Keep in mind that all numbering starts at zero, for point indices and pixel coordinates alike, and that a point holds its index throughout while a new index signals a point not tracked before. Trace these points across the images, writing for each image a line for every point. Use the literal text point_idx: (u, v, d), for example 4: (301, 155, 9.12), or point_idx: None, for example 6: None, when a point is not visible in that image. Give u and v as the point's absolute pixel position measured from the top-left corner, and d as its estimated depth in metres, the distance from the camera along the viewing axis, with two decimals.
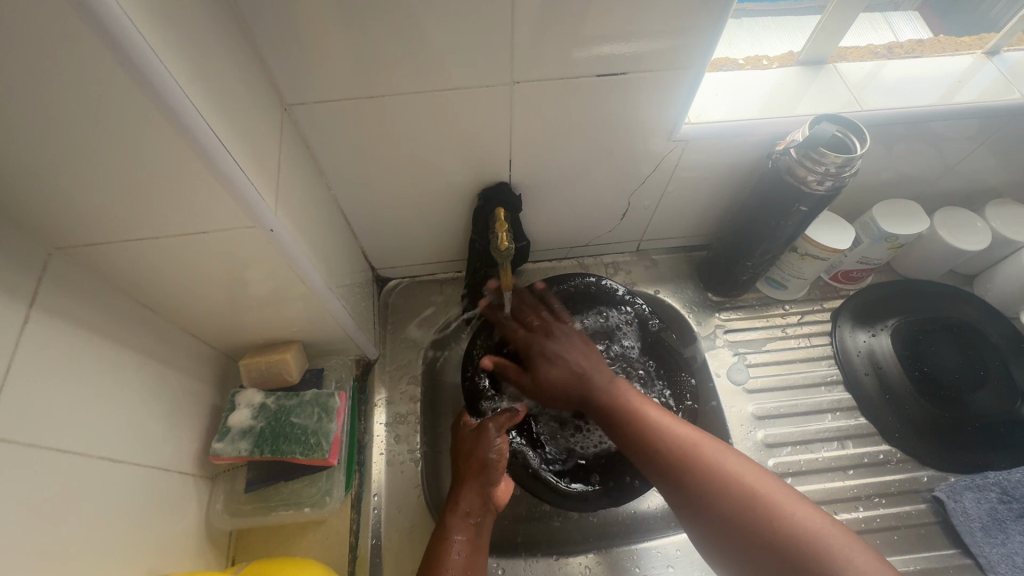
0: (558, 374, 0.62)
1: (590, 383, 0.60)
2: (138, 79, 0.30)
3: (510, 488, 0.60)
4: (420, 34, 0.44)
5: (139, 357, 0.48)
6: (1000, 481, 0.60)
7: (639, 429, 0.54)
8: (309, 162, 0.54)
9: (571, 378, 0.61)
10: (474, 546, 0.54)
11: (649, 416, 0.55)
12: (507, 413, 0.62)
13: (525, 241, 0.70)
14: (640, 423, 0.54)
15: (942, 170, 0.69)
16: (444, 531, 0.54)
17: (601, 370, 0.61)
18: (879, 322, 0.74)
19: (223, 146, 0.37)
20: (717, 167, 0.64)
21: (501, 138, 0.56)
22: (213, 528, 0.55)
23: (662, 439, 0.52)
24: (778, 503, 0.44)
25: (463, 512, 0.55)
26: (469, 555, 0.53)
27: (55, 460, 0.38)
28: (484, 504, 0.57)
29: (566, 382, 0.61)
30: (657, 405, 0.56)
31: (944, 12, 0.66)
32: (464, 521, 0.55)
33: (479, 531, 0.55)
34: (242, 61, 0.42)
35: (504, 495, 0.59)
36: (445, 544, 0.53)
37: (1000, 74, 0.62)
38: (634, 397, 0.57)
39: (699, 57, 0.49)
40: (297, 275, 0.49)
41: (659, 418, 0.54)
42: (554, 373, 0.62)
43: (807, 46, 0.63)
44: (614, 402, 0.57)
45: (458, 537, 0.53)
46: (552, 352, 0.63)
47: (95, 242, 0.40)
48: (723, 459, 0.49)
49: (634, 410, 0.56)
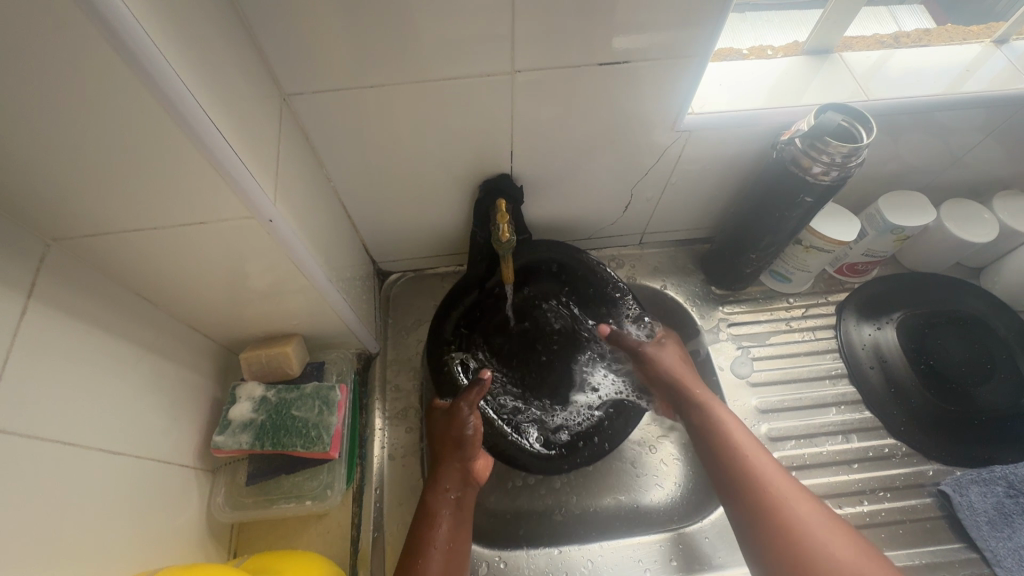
0: (659, 368, 0.64)
1: (702, 390, 0.62)
2: (132, 65, 0.30)
3: (489, 464, 0.61)
4: (419, 23, 0.44)
5: (138, 349, 0.47)
6: (1006, 475, 0.60)
7: (730, 456, 0.55)
8: (308, 153, 0.54)
9: (688, 373, 0.64)
10: (456, 522, 0.55)
11: (743, 446, 0.55)
12: (476, 388, 0.60)
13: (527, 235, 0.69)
14: (733, 449, 0.55)
15: (949, 161, 0.68)
16: (428, 508, 0.55)
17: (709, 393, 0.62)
18: (884, 315, 0.73)
19: (220, 135, 0.36)
20: (720, 158, 0.63)
21: (502, 129, 0.55)
22: (214, 521, 0.55)
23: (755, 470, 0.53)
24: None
25: (444, 489, 0.56)
26: (453, 528, 0.54)
27: (53, 452, 0.38)
28: (463, 480, 0.58)
29: (681, 375, 0.63)
30: (754, 438, 0.57)
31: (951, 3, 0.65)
32: (445, 496, 0.56)
33: (461, 504, 0.56)
34: (239, 49, 0.41)
35: (483, 471, 0.60)
36: (431, 519, 0.54)
37: (1008, 62, 0.61)
38: (732, 426, 0.57)
39: (702, 46, 0.49)
40: (297, 267, 0.49)
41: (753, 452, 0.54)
42: (670, 360, 0.64)
43: (812, 36, 0.62)
44: (711, 415, 0.59)
45: (443, 513, 0.54)
46: (661, 343, 0.67)
47: (93, 233, 0.39)
48: (811, 516, 0.49)
49: (729, 436, 0.56)
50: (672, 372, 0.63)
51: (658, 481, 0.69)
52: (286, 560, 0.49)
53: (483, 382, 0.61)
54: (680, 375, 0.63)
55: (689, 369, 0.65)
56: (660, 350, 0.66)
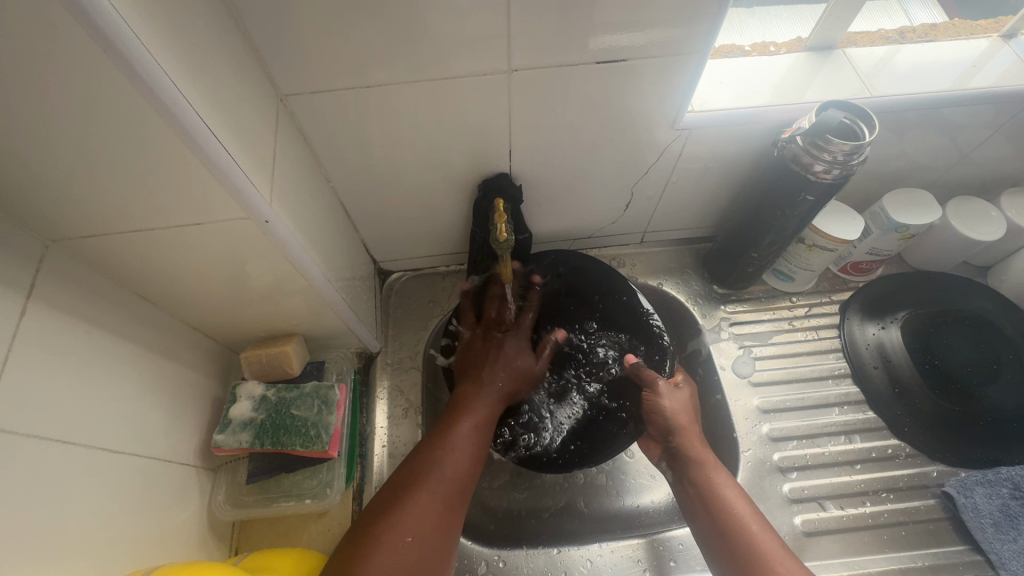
0: (668, 407, 0.59)
1: (698, 443, 0.58)
2: (123, 70, 0.30)
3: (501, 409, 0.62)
4: (414, 22, 0.43)
5: (139, 348, 0.48)
6: (1012, 477, 0.59)
7: (732, 530, 0.51)
8: (306, 153, 0.54)
9: (690, 426, 0.59)
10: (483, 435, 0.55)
11: (743, 518, 0.51)
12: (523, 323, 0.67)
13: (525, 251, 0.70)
14: (732, 522, 0.51)
15: (956, 158, 0.67)
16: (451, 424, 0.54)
17: (703, 445, 0.58)
18: (888, 315, 0.72)
19: (214, 137, 0.36)
20: (721, 157, 0.62)
21: (500, 127, 0.55)
22: (215, 519, 0.56)
23: (750, 543, 0.49)
24: None
25: (484, 398, 0.58)
26: (478, 435, 0.54)
27: (54, 452, 0.38)
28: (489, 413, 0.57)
29: (678, 423, 0.59)
30: (755, 509, 0.52)
31: None
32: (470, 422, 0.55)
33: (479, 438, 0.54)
34: (235, 50, 0.41)
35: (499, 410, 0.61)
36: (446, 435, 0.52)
37: (1017, 57, 0.60)
38: (734, 497, 0.53)
39: (701, 43, 0.48)
40: (296, 268, 0.49)
41: (753, 526, 0.50)
42: (675, 407, 0.60)
43: (815, 31, 0.61)
44: (709, 480, 0.55)
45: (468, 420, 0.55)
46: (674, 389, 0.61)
47: (91, 234, 0.40)
48: None
49: (729, 508, 0.52)
50: (677, 421, 0.59)
51: (658, 482, 0.69)
52: (277, 559, 0.49)
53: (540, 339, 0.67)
54: (680, 424, 0.59)
55: (694, 422, 0.60)
56: (666, 396, 0.60)
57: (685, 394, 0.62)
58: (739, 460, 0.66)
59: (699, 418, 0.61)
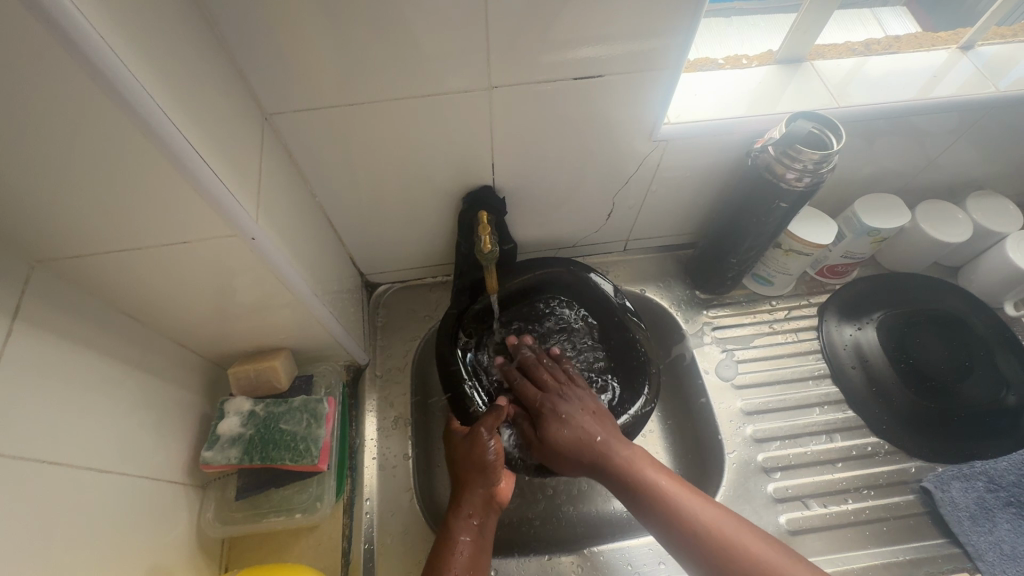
0: (570, 435, 0.61)
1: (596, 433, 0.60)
2: (110, 94, 0.30)
3: (510, 487, 0.60)
4: (397, 42, 0.45)
5: (126, 365, 0.48)
6: (985, 470, 0.61)
7: (678, 521, 0.52)
8: (291, 169, 0.55)
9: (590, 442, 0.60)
10: (477, 547, 0.54)
11: (681, 500, 0.53)
12: (493, 413, 0.61)
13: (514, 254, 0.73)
14: (675, 513, 0.52)
15: (924, 163, 0.70)
16: (449, 531, 0.55)
17: (609, 433, 0.60)
18: (864, 315, 0.74)
19: (200, 157, 0.37)
20: (697, 167, 0.64)
21: (483, 141, 0.56)
22: (204, 536, 0.55)
23: (698, 526, 0.51)
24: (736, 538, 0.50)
25: (467, 514, 0.56)
26: (475, 554, 0.53)
27: (41, 473, 0.38)
28: (486, 506, 0.57)
29: (564, 442, 0.61)
30: (686, 484, 0.55)
31: (932, 7, 0.68)
32: (468, 522, 0.55)
33: (483, 530, 0.56)
34: (219, 71, 0.42)
35: (504, 493, 0.60)
36: (452, 545, 0.53)
37: (975, 68, 0.63)
38: (606, 436, 0.60)
39: (674, 57, 0.50)
40: (281, 282, 0.49)
41: (695, 506, 0.52)
42: (571, 437, 0.61)
43: (784, 45, 0.63)
44: (643, 476, 0.55)
45: (463, 538, 0.54)
46: (564, 413, 0.62)
47: (76, 254, 0.40)
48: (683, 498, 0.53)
49: (667, 494, 0.54)
50: (573, 447, 0.60)
51: None
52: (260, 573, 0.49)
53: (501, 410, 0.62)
54: (590, 437, 0.60)
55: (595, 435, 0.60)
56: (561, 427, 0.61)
57: (569, 406, 0.63)
58: (725, 461, 0.67)
59: (603, 421, 0.62)
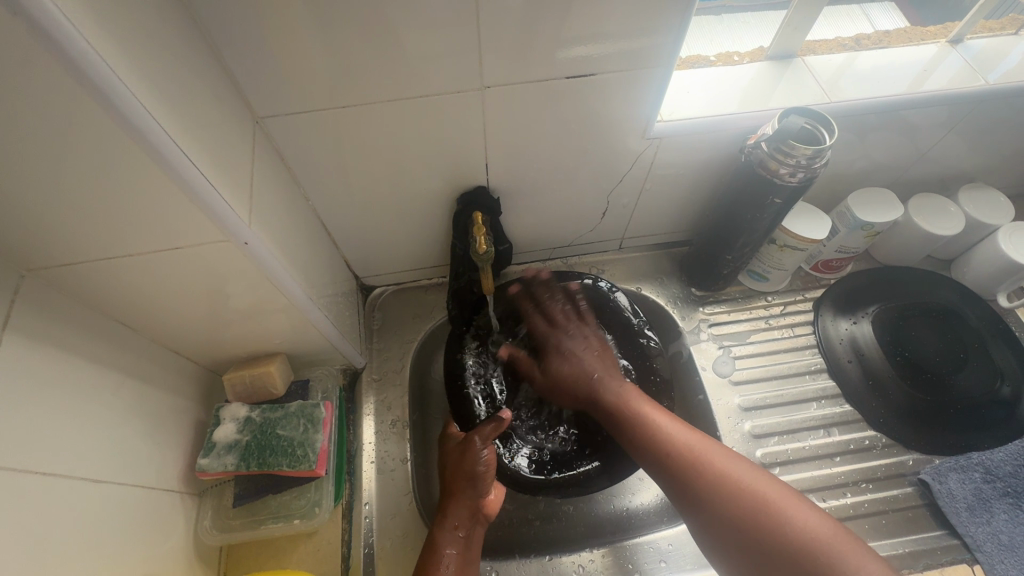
0: (569, 370, 0.64)
1: (600, 368, 0.64)
2: (96, 98, 0.30)
3: (500, 499, 0.59)
4: (388, 43, 0.45)
5: (119, 374, 0.47)
6: (982, 461, 0.61)
7: (653, 441, 0.55)
8: (283, 173, 0.54)
9: (593, 375, 0.63)
10: (464, 559, 0.54)
11: (655, 420, 0.57)
12: (493, 423, 0.61)
13: (509, 258, 0.74)
14: (654, 437, 0.55)
15: (916, 157, 0.70)
16: (434, 543, 0.54)
17: (612, 374, 0.63)
18: (860, 309, 0.75)
19: (190, 161, 0.37)
20: (691, 164, 0.64)
21: (476, 141, 0.56)
22: (201, 544, 0.55)
23: (674, 447, 0.53)
24: (703, 452, 0.52)
25: (453, 526, 0.55)
26: (461, 565, 0.53)
27: (34, 484, 0.37)
28: (473, 516, 0.56)
29: (567, 377, 0.64)
30: (670, 414, 0.58)
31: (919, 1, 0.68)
32: (454, 534, 0.55)
33: (469, 542, 0.55)
34: (208, 76, 0.42)
35: (494, 506, 0.59)
36: (437, 558, 0.53)
37: (964, 61, 0.64)
38: (598, 360, 0.64)
39: (666, 55, 0.50)
40: (276, 287, 0.49)
41: (673, 431, 0.55)
42: (573, 373, 0.64)
43: (775, 41, 0.64)
44: (629, 405, 0.59)
45: (448, 550, 0.54)
46: (566, 350, 0.66)
47: (66, 262, 0.40)
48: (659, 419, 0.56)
49: (648, 420, 0.57)
50: (573, 384, 0.64)
51: (647, 483, 0.70)
52: None
53: (501, 420, 0.62)
54: (587, 372, 0.64)
55: (597, 368, 0.64)
56: (568, 362, 0.65)
57: (572, 342, 0.66)
58: None
59: (608, 359, 0.65)
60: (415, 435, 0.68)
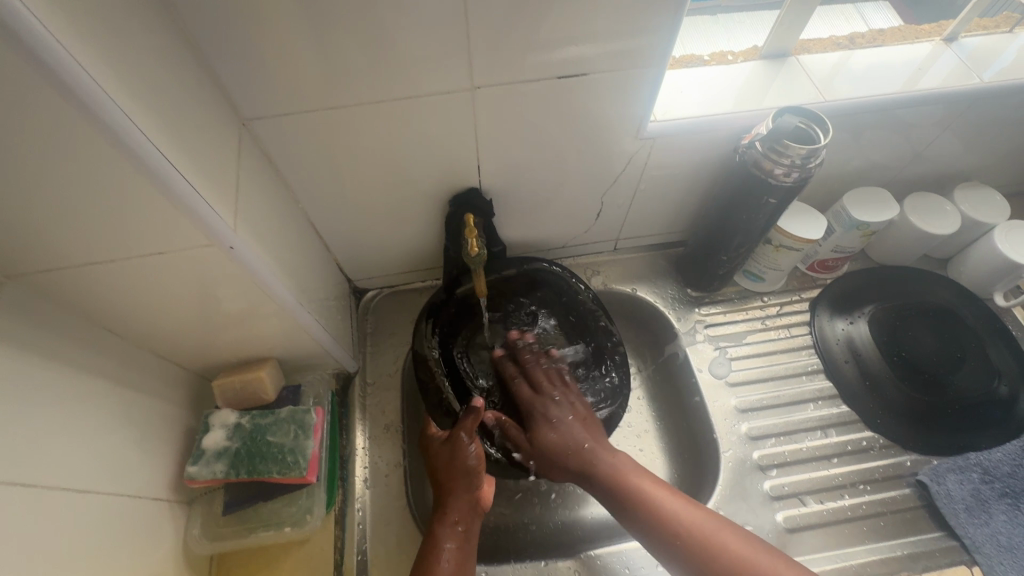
0: (558, 438, 0.61)
1: (593, 444, 0.60)
2: (74, 102, 0.29)
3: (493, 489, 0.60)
4: (376, 44, 0.44)
5: (104, 381, 0.46)
6: (980, 462, 0.61)
7: (651, 514, 0.53)
8: (271, 175, 0.54)
9: (582, 445, 0.60)
10: (464, 552, 0.54)
11: (651, 493, 0.55)
12: (473, 416, 0.59)
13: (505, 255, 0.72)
14: (658, 515, 0.53)
15: (911, 156, 0.70)
16: (434, 538, 0.54)
17: (601, 443, 0.60)
18: (856, 309, 0.74)
19: (173, 165, 0.36)
20: (685, 163, 0.64)
21: (468, 143, 0.55)
22: (191, 553, 0.54)
23: (679, 526, 0.52)
24: (704, 529, 0.51)
25: (453, 521, 0.55)
26: (462, 560, 0.53)
27: (17, 495, 0.37)
28: (472, 509, 0.56)
29: (557, 448, 0.60)
30: (660, 481, 0.57)
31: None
32: (453, 529, 0.54)
33: (469, 536, 0.55)
34: (192, 77, 0.41)
35: (489, 497, 0.59)
36: (437, 554, 0.52)
37: (959, 60, 0.63)
38: (586, 436, 0.61)
39: (658, 55, 0.50)
40: (264, 291, 0.48)
41: (673, 505, 0.54)
42: (561, 441, 0.61)
43: (769, 40, 0.63)
44: (625, 483, 0.56)
45: (448, 544, 0.53)
46: (554, 416, 0.62)
47: (47, 269, 0.39)
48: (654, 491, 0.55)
49: (648, 495, 0.54)
50: (563, 452, 0.60)
51: None
52: None
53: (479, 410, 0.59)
54: (578, 442, 0.60)
55: (587, 437, 0.61)
56: (556, 428, 0.61)
57: (558, 410, 0.63)
58: (721, 460, 0.67)
59: (594, 426, 0.62)
60: (408, 438, 0.68)
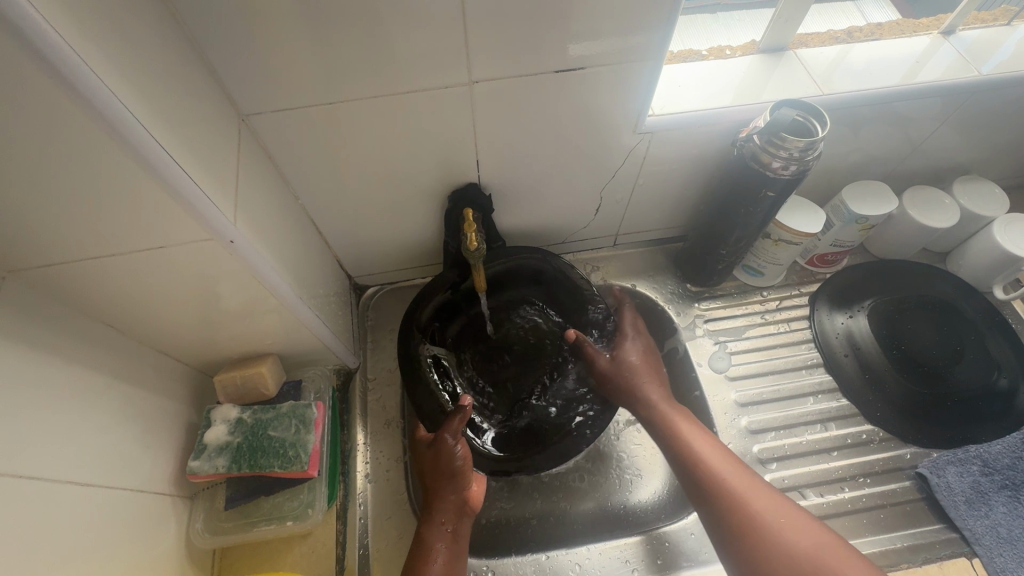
0: (634, 361, 0.64)
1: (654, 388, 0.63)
2: (73, 97, 0.29)
3: (481, 490, 0.60)
4: (373, 39, 0.44)
5: (107, 377, 0.47)
6: (980, 454, 0.60)
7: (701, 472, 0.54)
8: (270, 171, 0.54)
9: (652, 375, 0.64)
10: (454, 551, 0.54)
11: (706, 454, 0.56)
12: (459, 416, 0.59)
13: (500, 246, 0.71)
14: (708, 475, 0.54)
15: (910, 149, 0.70)
16: (423, 539, 0.54)
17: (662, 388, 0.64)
18: (855, 304, 0.74)
19: (172, 159, 0.36)
20: (684, 158, 0.64)
21: (466, 138, 0.56)
22: (193, 548, 0.54)
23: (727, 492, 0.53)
24: (753, 499, 0.51)
25: (441, 521, 0.56)
26: (451, 559, 0.54)
27: (20, 490, 0.37)
28: (458, 511, 0.57)
29: (634, 367, 0.64)
30: (719, 445, 0.57)
31: None
32: (442, 529, 0.55)
33: (457, 535, 0.56)
34: (190, 73, 0.41)
35: (477, 498, 0.59)
36: (426, 553, 0.53)
37: (957, 53, 0.63)
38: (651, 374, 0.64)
39: (655, 50, 0.50)
40: (264, 286, 0.49)
41: (728, 471, 0.54)
42: (633, 366, 0.64)
43: (767, 35, 0.63)
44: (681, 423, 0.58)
45: (438, 544, 0.54)
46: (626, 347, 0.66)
47: (47, 264, 0.39)
48: (709, 453, 0.56)
49: (702, 457, 0.55)
50: (633, 376, 0.63)
51: (644, 480, 0.70)
52: None
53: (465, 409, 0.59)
54: (645, 376, 0.64)
55: (653, 372, 0.65)
56: (630, 354, 0.65)
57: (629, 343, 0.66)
58: None
59: (658, 368, 0.66)
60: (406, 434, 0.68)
